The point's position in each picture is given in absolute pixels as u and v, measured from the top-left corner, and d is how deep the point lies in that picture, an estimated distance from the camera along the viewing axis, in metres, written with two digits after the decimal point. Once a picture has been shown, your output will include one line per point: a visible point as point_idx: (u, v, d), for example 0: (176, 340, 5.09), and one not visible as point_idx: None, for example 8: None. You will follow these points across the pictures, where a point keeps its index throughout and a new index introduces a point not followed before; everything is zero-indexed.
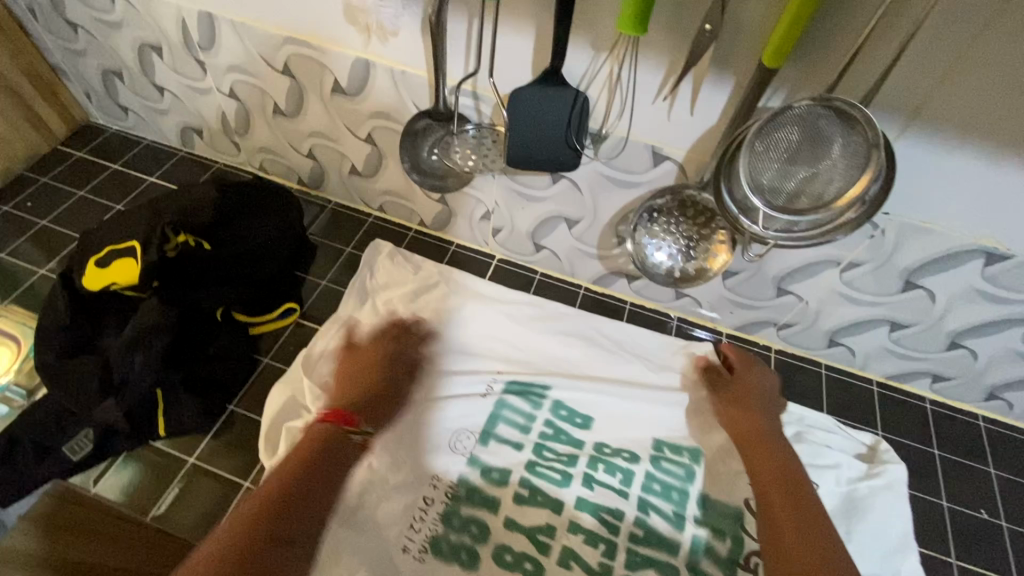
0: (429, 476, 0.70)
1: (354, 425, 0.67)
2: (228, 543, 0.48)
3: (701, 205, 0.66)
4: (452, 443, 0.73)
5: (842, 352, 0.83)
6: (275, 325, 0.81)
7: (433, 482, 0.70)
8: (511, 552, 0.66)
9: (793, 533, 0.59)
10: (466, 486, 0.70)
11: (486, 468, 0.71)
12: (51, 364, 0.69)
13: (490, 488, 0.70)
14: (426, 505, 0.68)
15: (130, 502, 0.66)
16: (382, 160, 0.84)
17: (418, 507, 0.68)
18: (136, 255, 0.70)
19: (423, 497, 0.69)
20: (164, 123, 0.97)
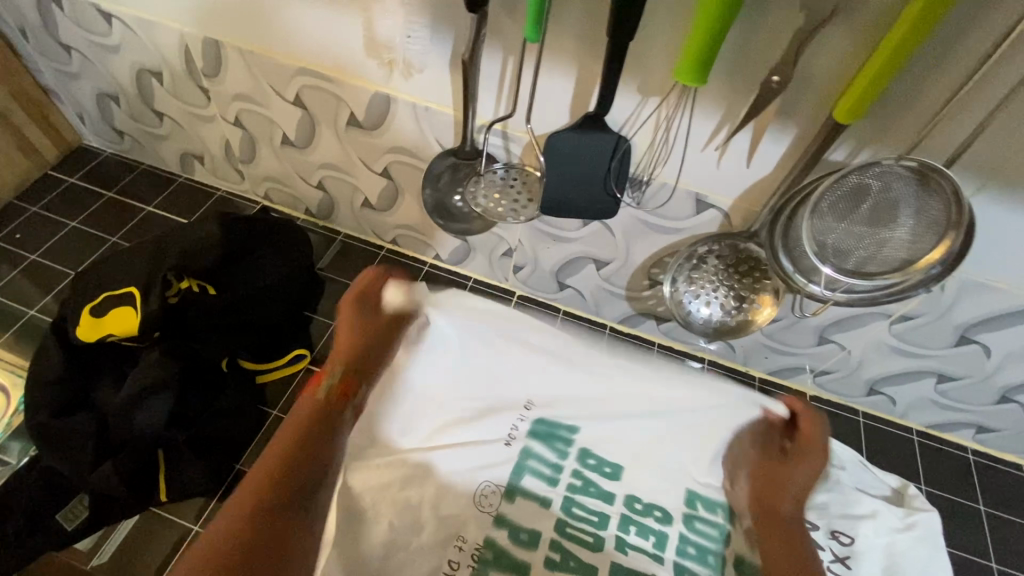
0: (453, 536, 0.63)
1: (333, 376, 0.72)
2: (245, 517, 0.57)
3: (749, 255, 0.61)
4: (478, 501, 0.65)
5: (881, 400, 0.79)
6: (286, 372, 0.75)
7: (457, 543, 0.62)
8: None
9: None
10: (494, 549, 0.62)
11: (514, 528, 0.63)
12: (42, 423, 0.63)
13: (519, 552, 0.62)
14: (451, 571, 0.61)
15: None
16: (399, 194, 0.79)
17: (442, 574, 0.60)
18: (136, 304, 0.65)
19: (448, 561, 0.61)
20: (163, 148, 0.92)
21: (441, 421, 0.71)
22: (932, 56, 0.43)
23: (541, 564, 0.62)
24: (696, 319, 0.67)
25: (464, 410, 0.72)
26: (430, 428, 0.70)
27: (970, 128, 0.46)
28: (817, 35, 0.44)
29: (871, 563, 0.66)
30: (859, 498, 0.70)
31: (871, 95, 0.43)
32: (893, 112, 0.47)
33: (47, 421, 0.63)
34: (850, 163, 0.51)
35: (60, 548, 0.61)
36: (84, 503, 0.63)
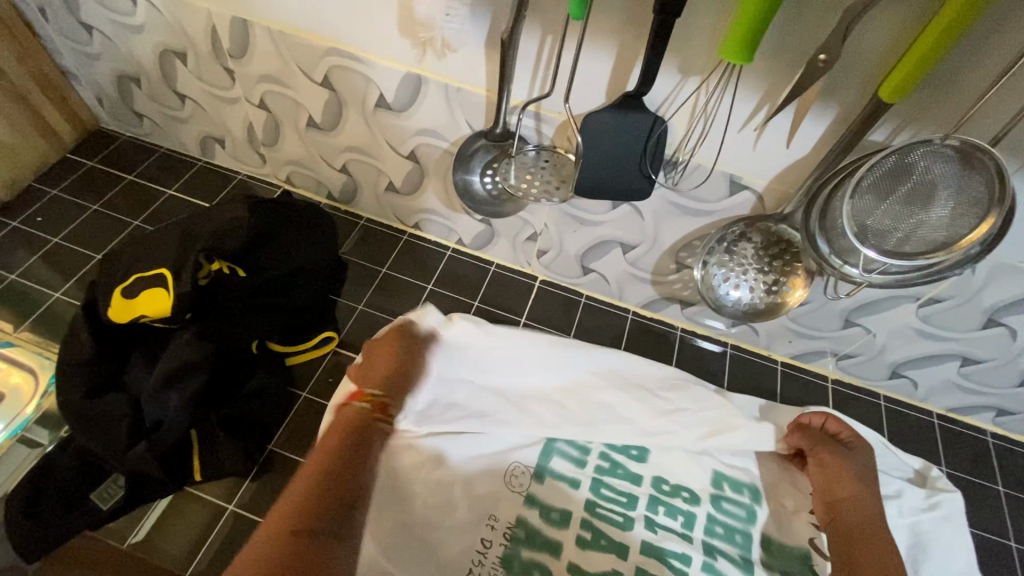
0: (486, 515, 0.65)
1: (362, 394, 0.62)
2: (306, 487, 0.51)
3: (781, 238, 0.62)
4: (509, 482, 0.67)
5: (903, 384, 0.80)
6: (312, 354, 0.76)
7: (490, 522, 0.64)
8: None
9: None
10: (526, 528, 0.64)
11: (545, 507, 0.66)
12: (76, 404, 0.63)
13: (551, 531, 0.64)
14: (485, 548, 0.63)
15: (164, 556, 0.62)
16: (424, 177, 0.79)
17: (476, 551, 0.63)
18: (168, 286, 0.65)
19: (481, 539, 0.63)
20: (183, 132, 0.91)
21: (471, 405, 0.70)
22: (985, 35, 0.43)
23: (573, 541, 0.64)
24: (727, 303, 0.67)
25: (491, 398, 0.70)
26: (459, 414, 0.68)
27: (1017, 106, 0.46)
28: (868, 13, 0.44)
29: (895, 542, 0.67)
30: (884, 479, 0.70)
31: (920, 73, 0.43)
32: (938, 91, 0.47)
33: (80, 402, 0.63)
34: (890, 144, 0.52)
35: (96, 527, 0.61)
36: (121, 482, 0.63)
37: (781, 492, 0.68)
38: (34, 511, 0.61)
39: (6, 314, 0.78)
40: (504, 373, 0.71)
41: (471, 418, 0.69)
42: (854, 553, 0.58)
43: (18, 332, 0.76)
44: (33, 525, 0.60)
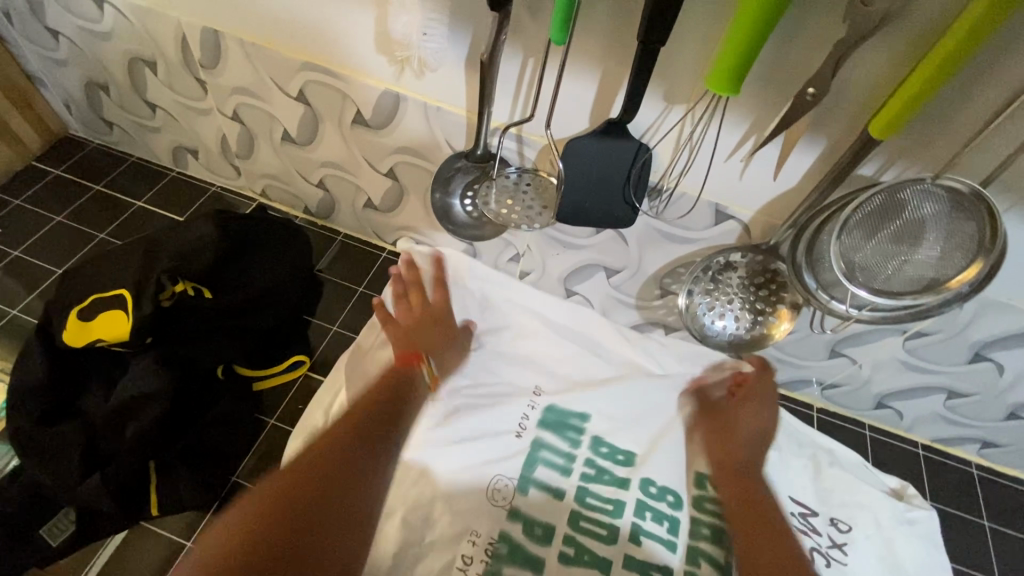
0: (468, 530, 0.64)
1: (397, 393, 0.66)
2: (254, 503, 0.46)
3: (768, 268, 0.60)
4: (492, 497, 0.67)
5: (889, 414, 0.79)
6: (284, 378, 0.73)
7: (471, 538, 0.64)
8: None
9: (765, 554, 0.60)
10: (508, 543, 0.64)
11: (529, 522, 0.66)
12: (25, 431, 0.60)
13: (534, 547, 0.64)
14: (466, 564, 0.62)
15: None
16: (404, 195, 0.77)
17: (456, 568, 0.62)
18: (128, 309, 0.61)
19: (462, 555, 0.63)
20: (155, 141, 0.88)
21: (454, 411, 0.73)
22: (978, 75, 0.41)
23: (557, 558, 0.63)
24: (712, 333, 0.66)
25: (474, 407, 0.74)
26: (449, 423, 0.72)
27: (1009, 147, 0.44)
28: (859, 48, 0.42)
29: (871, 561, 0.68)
30: (859, 498, 0.73)
31: (911, 110, 0.42)
32: (930, 128, 0.45)
33: (30, 428, 0.59)
34: (880, 178, 0.50)
35: (45, 564, 0.58)
36: (72, 517, 0.59)
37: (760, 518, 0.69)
38: None
39: None
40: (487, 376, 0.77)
41: (455, 430, 0.71)
42: (751, 525, 0.63)
43: None
44: None
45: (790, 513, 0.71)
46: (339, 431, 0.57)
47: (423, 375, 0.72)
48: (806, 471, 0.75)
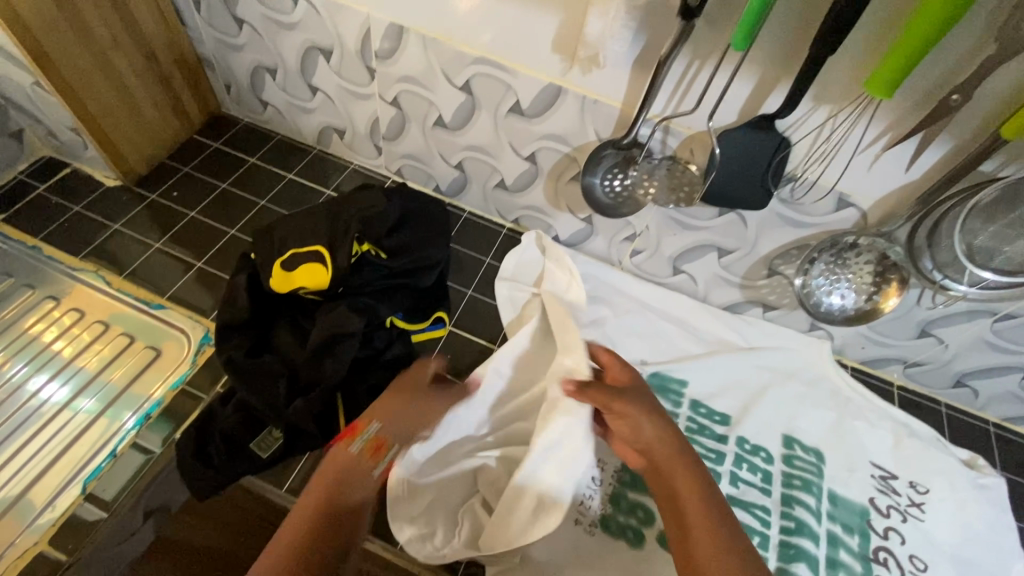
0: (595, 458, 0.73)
1: (356, 432, 0.63)
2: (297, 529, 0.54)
3: (879, 253, 0.69)
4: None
5: (965, 393, 0.87)
6: (430, 335, 0.83)
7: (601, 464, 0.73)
8: None
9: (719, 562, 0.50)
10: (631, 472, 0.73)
11: None
12: (237, 361, 0.71)
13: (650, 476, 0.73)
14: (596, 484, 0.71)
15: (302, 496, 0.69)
16: (537, 177, 0.86)
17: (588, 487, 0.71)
18: (325, 262, 0.73)
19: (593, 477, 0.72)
20: (305, 121, 0.98)
21: None
22: None
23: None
24: (826, 305, 0.76)
25: None
26: None
27: None
28: (1004, 64, 0.51)
29: (940, 511, 0.76)
30: (935, 461, 0.80)
31: None
32: None
33: (242, 358, 0.71)
34: (999, 174, 0.58)
35: (256, 472, 0.68)
36: (277, 434, 0.70)
37: (841, 467, 0.79)
38: (202, 454, 0.68)
39: (149, 282, 0.85)
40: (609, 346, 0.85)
41: None
42: (688, 546, 0.52)
43: (165, 299, 0.83)
44: (205, 465, 0.67)
45: (870, 474, 0.78)
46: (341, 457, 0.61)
47: (356, 447, 0.61)
48: (884, 434, 0.82)
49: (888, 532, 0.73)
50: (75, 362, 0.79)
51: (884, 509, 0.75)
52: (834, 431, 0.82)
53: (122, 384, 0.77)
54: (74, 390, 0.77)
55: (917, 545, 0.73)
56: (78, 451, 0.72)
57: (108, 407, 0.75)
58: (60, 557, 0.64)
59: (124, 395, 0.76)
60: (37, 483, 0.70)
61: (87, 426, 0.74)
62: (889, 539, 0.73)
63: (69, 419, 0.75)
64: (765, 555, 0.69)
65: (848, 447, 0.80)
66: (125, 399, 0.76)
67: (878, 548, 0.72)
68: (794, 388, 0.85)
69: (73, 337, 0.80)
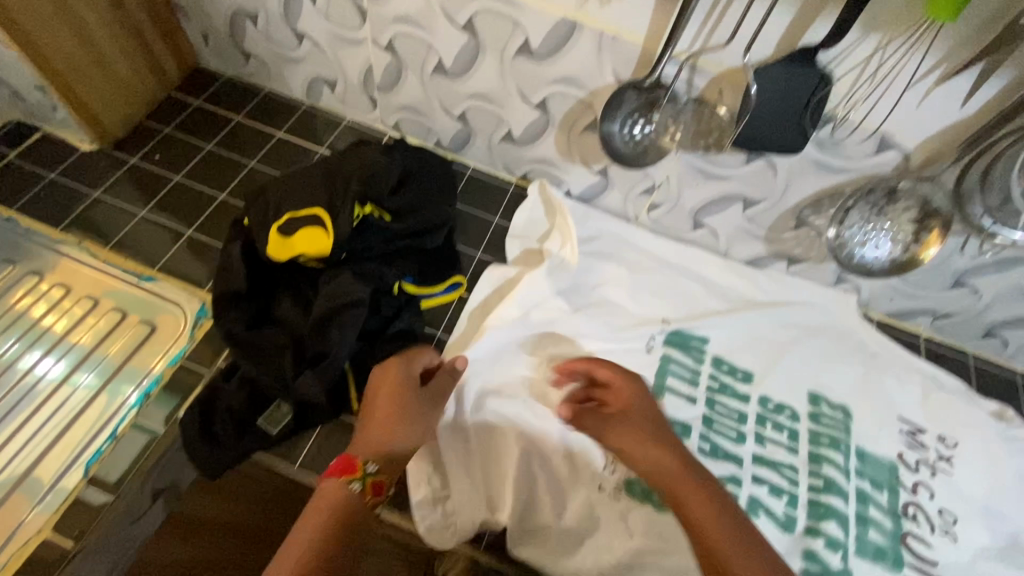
0: None
1: (356, 470, 0.53)
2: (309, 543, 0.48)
3: (922, 198, 0.65)
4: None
5: (994, 343, 0.84)
6: (443, 299, 0.78)
7: None
8: None
9: (718, 517, 0.51)
10: None
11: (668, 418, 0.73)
12: (238, 334, 0.67)
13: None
14: None
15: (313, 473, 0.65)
16: (548, 127, 0.80)
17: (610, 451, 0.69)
18: (326, 226, 0.68)
19: None
20: (291, 73, 0.91)
21: (596, 330, 0.78)
22: None
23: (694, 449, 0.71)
24: (864, 256, 0.71)
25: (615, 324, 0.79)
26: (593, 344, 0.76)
27: None
28: None
29: (968, 463, 0.74)
30: (965, 412, 0.78)
31: None
32: None
33: (243, 331, 0.66)
34: None
35: (267, 448, 0.65)
36: (285, 409, 0.66)
37: (870, 424, 0.76)
38: (207, 432, 0.65)
39: (136, 252, 0.79)
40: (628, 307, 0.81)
41: (605, 347, 0.77)
42: (683, 503, 0.53)
43: (155, 270, 0.78)
44: (212, 442, 0.64)
45: (898, 429, 0.76)
46: (344, 497, 0.52)
47: (359, 485, 0.52)
48: (912, 387, 0.80)
49: (917, 487, 0.72)
50: (68, 338, 0.74)
51: (912, 464, 0.74)
52: (862, 387, 0.79)
53: (120, 359, 0.73)
54: (72, 364, 0.73)
55: (947, 500, 0.72)
56: (76, 435, 0.69)
57: (109, 382, 0.72)
58: (66, 543, 0.61)
59: (122, 370, 0.72)
60: (40, 465, 0.67)
61: (84, 406, 0.70)
62: (918, 493, 0.71)
63: (66, 398, 0.71)
64: (794, 514, 0.67)
65: (877, 403, 0.78)
66: (125, 373, 0.72)
67: (907, 503, 0.71)
68: (820, 343, 0.81)
69: (63, 312, 0.76)
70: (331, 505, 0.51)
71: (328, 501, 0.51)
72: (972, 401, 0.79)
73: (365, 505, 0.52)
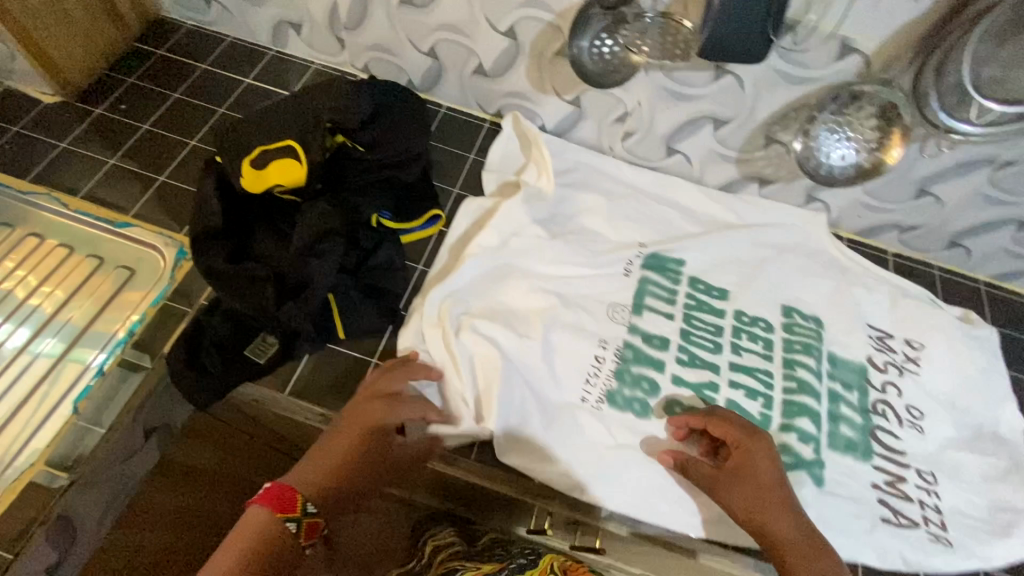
0: (597, 339, 0.74)
1: (293, 508, 0.52)
2: None
3: (887, 104, 0.66)
4: (611, 316, 0.76)
5: (959, 254, 0.87)
6: (423, 232, 0.78)
7: (601, 344, 0.73)
8: (680, 405, 0.71)
9: None
10: (633, 350, 0.74)
11: (647, 334, 0.75)
12: (219, 269, 0.67)
13: (653, 351, 0.74)
14: (599, 362, 0.72)
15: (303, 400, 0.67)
16: (518, 57, 0.80)
17: (591, 365, 0.72)
18: (299, 157, 0.69)
19: (594, 356, 0.73)
20: (256, 17, 0.89)
21: (575, 256, 0.79)
22: None
23: (673, 361, 0.73)
24: (833, 162, 0.71)
25: (594, 249, 0.80)
26: (572, 270, 0.78)
27: None
28: None
29: (932, 362, 0.78)
30: (930, 316, 0.81)
31: None
32: None
33: (224, 265, 0.67)
34: None
35: (256, 377, 0.66)
36: (271, 340, 0.67)
37: (840, 331, 0.79)
38: (195, 364, 0.66)
39: (107, 200, 0.78)
40: (605, 235, 0.82)
41: (583, 271, 0.78)
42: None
43: (130, 216, 0.77)
44: (201, 372, 0.65)
45: (867, 335, 0.79)
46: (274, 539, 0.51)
47: (293, 526, 0.52)
48: (879, 297, 0.82)
49: (885, 386, 0.75)
50: (29, 302, 0.74)
51: (881, 366, 0.77)
52: (833, 298, 0.82)
53: (83, 322, 0.73)
54: (35, 329, 0.73)
55: (913, 396, 0.75)
56: (44, 397, 0.69)
57: (72, 347, 0.72)
58: (58, 473, 0.63)
59: (86, 333, 0.72)
60: (3, 431, 0.67)
61: (50, 369, 0.70)
62: (886, 391, 0.75)
63: (28, 364, 0.71)
64: (769, 413, 0.71)
65: (848, 311, 0.80)
66: (88, 337, 0.72)
67: (876, 400, 0.74)
68: (793, 260, 0.83)
69: (20, 279, 0.75)
70: (254, 534, 0.51)
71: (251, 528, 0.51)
72: (937, 306, 0.83)
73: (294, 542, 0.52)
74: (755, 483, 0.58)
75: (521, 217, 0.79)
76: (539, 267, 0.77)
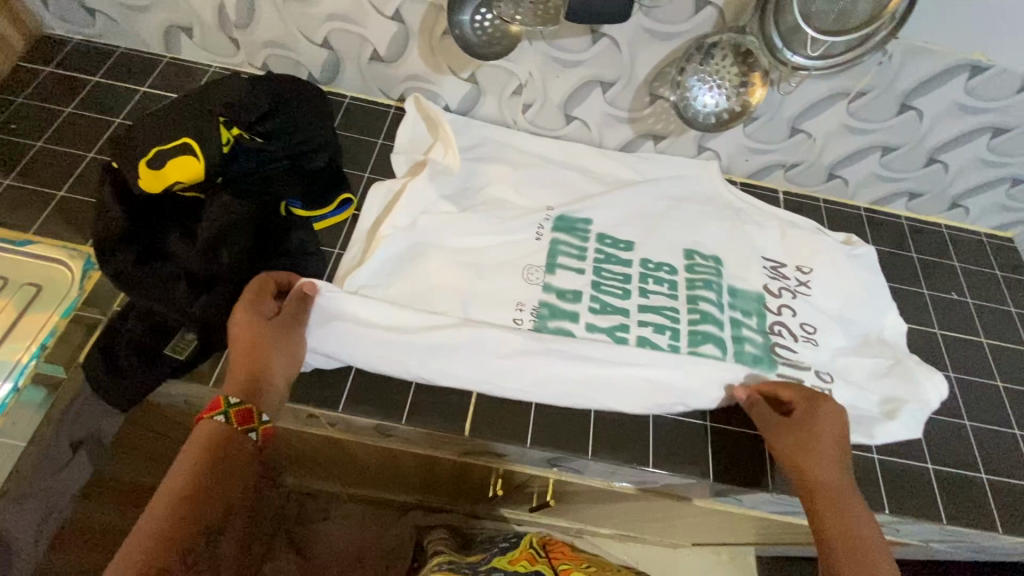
0: (514, 301, 0.78)
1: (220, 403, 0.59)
2: (194, 475, 0.57)
3: (741, 47, 0.74)
4: (527, 277, 0.80)
5: (838, 185, 0.96)
6: (336, 218, 0.82)
7: (518, 305, 0.77)
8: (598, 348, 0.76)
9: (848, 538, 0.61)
10: (549, 306, 0.78)
11: (560, 290, 0.79)
12: (127, 271, 0.67)
13: (566, 305, 0.78)
14: (518, 321, 0.76)
15: None
16: (409, 39, 0.84)
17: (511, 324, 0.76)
18: (196, 152, 0.70)
19: (514, 317, 0.76)
20: (146, 25, 0.89)
21: (486, 224, 0.82)
22: None
23: (586, 311, 0.78)
24: (703, 108, 0.76)
25: (504, 216, 0.84)
26: (485, 238, 0.81)
27: None
28: None
29: (821, 282, 0.86)
30: (818, 242, 0.89)
31: None
32: None
33: (132, 267, 0.67)
34: None
35: (174, 374, 0.68)
36: (190, 337, 0.68)
37: (738, 265, 0.85)
38: (115, 368, 0.66)
39: (4, 221, 0.76)
40: (514, 202, 0.86)
41: (496, 237, 0.82)
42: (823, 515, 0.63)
43: (30, 234, 0.76)
44: (121, 374, 0.66)
45: (763, 266, 0.86)
46: (224, 432, 0.59)
47: (222, 417, 0.59)
48: (772, 231, 0.89)
49: (780, 309, 0.83)
50: None
51: (776, 292, 0.84)
52: (731, 237, 0.88)
53: None
54: None
55: (807, 315, 0.83)
56: None
57: None
58: None
59: None
60: None
61: None
62: (782, 313, 0.82)
63: None
64: (677, 345, 0.77)
65: (745, 246, 0.87)
66: None
67: (773, 323, 0.81)
68: (691, 207, 0.89)
69: None
70: (204, 440, 0.58)
71: (204, 435, 0.58)
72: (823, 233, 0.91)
73: (237, 431, 0.59)
74: (821, 443, 0.65)
75: (430, 193, 0.82)
76: (453, 238, 0.81)
